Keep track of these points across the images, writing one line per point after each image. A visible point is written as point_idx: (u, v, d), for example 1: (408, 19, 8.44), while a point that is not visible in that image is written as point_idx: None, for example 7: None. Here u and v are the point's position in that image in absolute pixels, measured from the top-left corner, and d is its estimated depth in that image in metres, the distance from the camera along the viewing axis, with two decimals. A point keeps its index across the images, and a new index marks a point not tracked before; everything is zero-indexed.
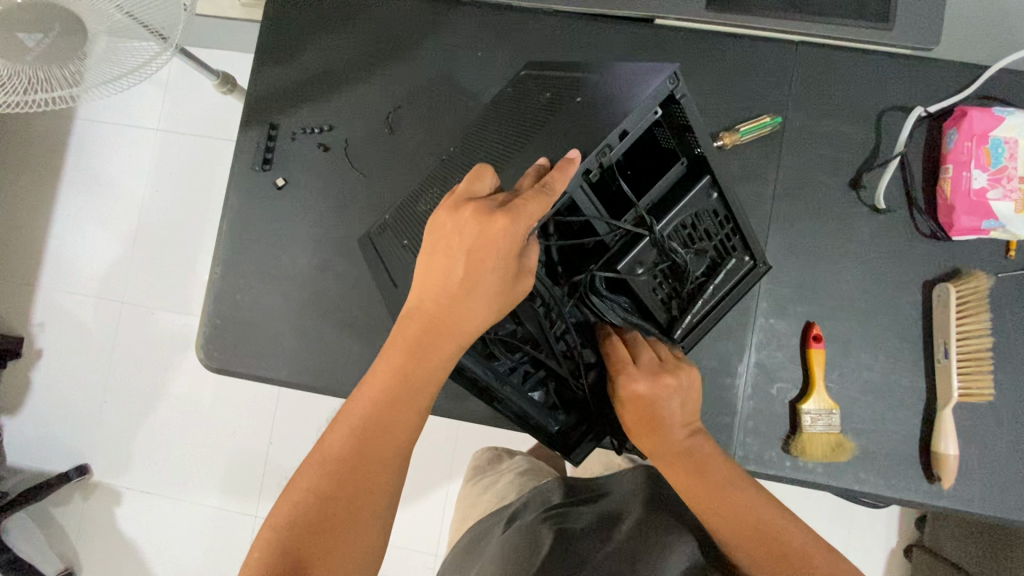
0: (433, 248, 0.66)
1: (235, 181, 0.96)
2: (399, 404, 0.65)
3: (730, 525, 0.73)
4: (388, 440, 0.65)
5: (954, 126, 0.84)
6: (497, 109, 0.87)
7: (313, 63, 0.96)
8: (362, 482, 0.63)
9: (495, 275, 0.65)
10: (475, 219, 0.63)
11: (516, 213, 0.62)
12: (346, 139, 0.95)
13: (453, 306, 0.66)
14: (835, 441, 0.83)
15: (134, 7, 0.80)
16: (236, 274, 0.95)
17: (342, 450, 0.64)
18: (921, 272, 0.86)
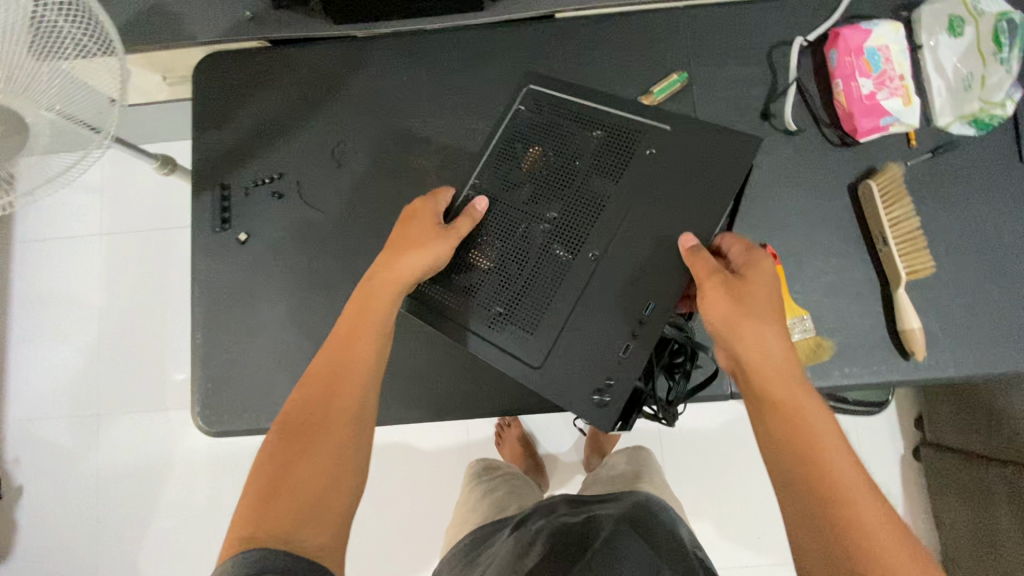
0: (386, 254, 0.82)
1: (197, 247, 0.98)
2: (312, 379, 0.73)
3: (794, 415, 0.68)
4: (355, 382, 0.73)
5: (833, 47, 0.95)
6: (519, 138, 0.90)
7: (250, 121, 1.01)
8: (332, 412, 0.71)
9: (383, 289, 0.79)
10: (425, 235, 0.82)
11: (458, 226, 0.83)
12: (299, 182, 0.99)
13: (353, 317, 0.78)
14: (813, 343, 0.90)
15: (67, 105, 0.84)
16: (218, 334, 0.96)
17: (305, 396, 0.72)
18: (843, 177, 0.95)
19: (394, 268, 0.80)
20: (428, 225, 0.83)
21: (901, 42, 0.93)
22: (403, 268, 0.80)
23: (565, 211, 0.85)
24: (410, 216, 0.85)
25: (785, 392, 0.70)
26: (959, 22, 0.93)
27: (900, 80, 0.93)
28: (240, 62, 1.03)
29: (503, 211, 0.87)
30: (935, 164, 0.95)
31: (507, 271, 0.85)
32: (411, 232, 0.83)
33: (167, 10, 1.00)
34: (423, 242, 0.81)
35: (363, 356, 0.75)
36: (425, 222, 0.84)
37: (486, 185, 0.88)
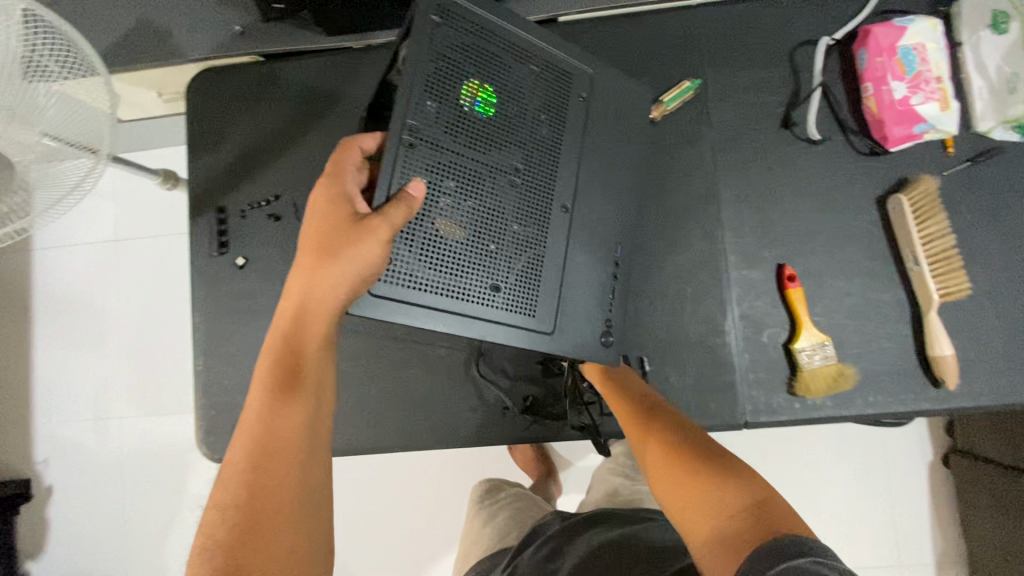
0: (311, 248, 0.69)
1: (196, 272, 0.97)
2: (256, 402, 0.66)
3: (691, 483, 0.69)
4: (288, 425, 0.64)
5: (862, 47, 0.87)
6: (447, 59, 0.72)
7: (245, 140, 0.98)
8: (273, 463, 0.62)
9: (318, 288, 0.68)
10: (340, 236, 0.67)
11: (377, 220, 0.65)
12: (296, 204, 0.96)
13: (292, 338, 0.69)
14: (837, 371, 0.84)
15: (57, 129, 0.81)
16: (219, 361, 0.95)
17: (248, 443, 0.63)
18: (871, 190, 0.88)
19: (315, 288, 0.68)
20: (344, 225, 0.68)
21: (938, 40, 0.85)
22: (323, 296, 0.67)
23: (527, 161, 0.76)
24: (323, 219, 0.71)
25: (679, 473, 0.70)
26: (1003, 16, 0.83)
27: (936, 82, 0.85)
28: (232, 78, 1.00)
29: (462, 163, 0.72)
30: (974, 173, 0.88)
31: (480, 233, 0.73)
32: (327, 238, 0.68)
33: (157, 26, 0.96)
34: (342, 244, 0.66)
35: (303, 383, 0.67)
36: (337, 226, 0.69)
37: (428, 130, 0.70)
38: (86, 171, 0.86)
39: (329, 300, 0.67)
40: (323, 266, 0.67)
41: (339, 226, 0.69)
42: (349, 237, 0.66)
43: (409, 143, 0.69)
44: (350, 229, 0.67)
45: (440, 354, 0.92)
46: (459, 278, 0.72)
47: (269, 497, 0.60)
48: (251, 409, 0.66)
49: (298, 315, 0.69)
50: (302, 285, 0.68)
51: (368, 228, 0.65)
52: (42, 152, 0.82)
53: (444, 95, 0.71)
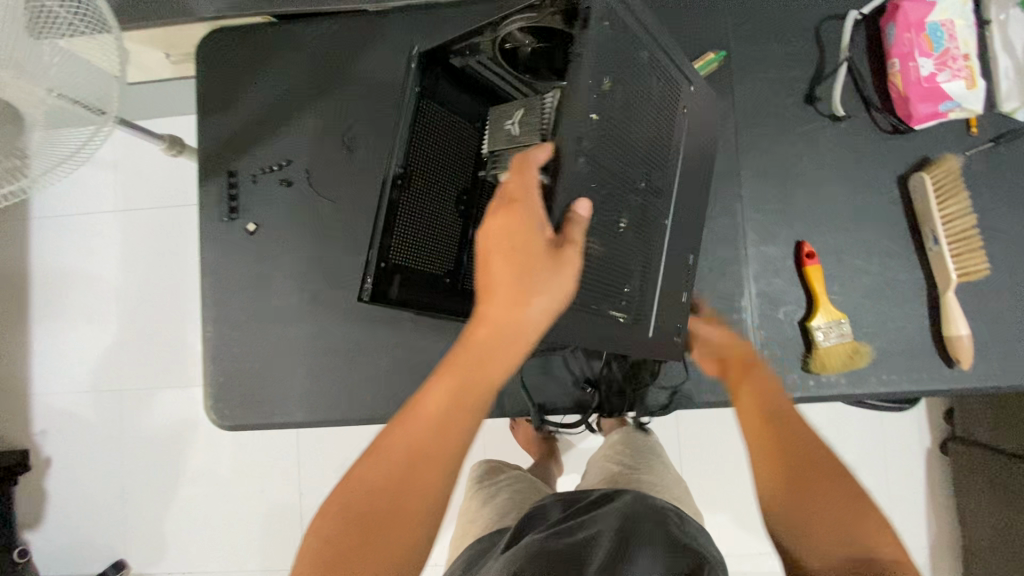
0: (504, 253, 0.60)
1: (205, 237, 0.95)
2: (424, 428, 0.62)
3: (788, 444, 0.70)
4: (450, 434, 0.62)
5: (890, 22, 0.86)
6: (608, 58, 0.62)
7: (256, 103, 0.96)
8: (425, 466, 0.61)
9: (543, 304, 0.59)
10: (546, 270, 0.58)
11: (575, 252, 0.58)
12: (309, 170, 0.94)
13: (490, 330, 0.62)
14: (851, 349, 0.85)
15: (67, 87, 0.79)
16: (228, 327, 0.94)
17: (393, 444, 0.62)
18: (893, 169, 0.88)
19: (514, 320, 0.61)
20: (548, 258, 0.58)
21: (967, 17, 0.85)
22: (524, 332, 0.61)
23: (647, 175, 0.72)
24: (517, 258, 0.59)
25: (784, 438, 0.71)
26: None
27: (964, 60, 0.84)
28: (244, 39, 0.97)
29: (611, 178, 0.65)
30: (996, 154, 0.87)
31: (615, 256, 0.68)
32: (541, 271, 0.58)
33: None
34: (553, 279, 0.58)
35: (464, 410, 0.62)
36: (542, 262, 0.58)
37: (590, 143, 0.61)
38: (89, 134, 0.83)
39: (525, 335, 0.61)
40: (524, 305, 0.59)
41: (540, 256, 0.58)
42: (551, 270, 0.58)
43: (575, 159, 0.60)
44: (549, 260, 0.58)
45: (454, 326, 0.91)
46: (598, 299, 0.67)
47: (411, 497, 0.60)
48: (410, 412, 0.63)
49: (480, 355, 0.62)
50: (496, 316, 0.61)
51: (570, 261, 0.58)
52: (51, 109, 0.80)
53: (603, 102, 0.63)
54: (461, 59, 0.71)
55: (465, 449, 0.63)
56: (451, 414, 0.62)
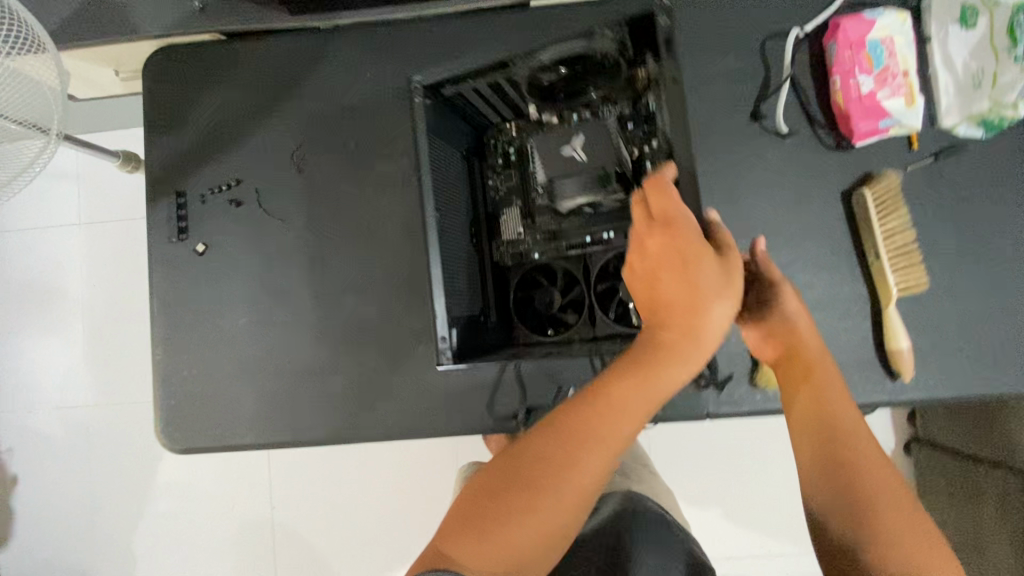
0: (689, 255, 0.64)
1: (154, 257, 0.94)
2: (591, 457, 0.59)
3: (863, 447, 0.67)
4: (602, 432, 0.59)
5: (831, 40, 0.87)
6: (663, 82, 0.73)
7: (204, 122, 0.95)
8: (573, 453, 0.58)
9: (721, 308, 0.64)
10: (719, 282, 0.64)
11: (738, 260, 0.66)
12: (259, 189, 0.94)
13: (689, 312, 0.64)
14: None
15: (7, 107, 0.79)
16: (179, 349, 0.93)
17: (620, 399, 0.61)
18: (837, 184, 0.89)
19: (698, 316, 0.63)
20: (717, 272, 0.65)
21: (908, 33, 0.85)
22: (679, 361, 0.63)
23: None
24: (676, 274, 0.64)
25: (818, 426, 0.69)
26: (971, 11, 0.84)
27: (902, 77, 0.85)
28: (192, 57, 0.96)
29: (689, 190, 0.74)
30: (936, 169, 0.89)
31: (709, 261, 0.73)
32: (710, 280, 0.64)
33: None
34: (710, 293, 0.64)
35: (636, 419, 0.61)
36: (716, 277, 0.64)
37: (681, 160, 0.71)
38: (37, 152, 0.83)
39: (693, 350, 0.64)
40: (689, 318, 0.64)
41: (711, 269, 0.64)
42: (718, 283, 0.64)
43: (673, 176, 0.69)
44: (726, 273, 0.65)
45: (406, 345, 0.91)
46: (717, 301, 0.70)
47: (551, 486, 0.57)
48: (619, 388, 0.61)
49: (648, 374, 0.61)
50: (684, 322, 0.64)
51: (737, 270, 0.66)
52: None
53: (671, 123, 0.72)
54: (458, 88, 0.78)
55: (620, 455, 0.60)
56: (614, 429, 0.60)
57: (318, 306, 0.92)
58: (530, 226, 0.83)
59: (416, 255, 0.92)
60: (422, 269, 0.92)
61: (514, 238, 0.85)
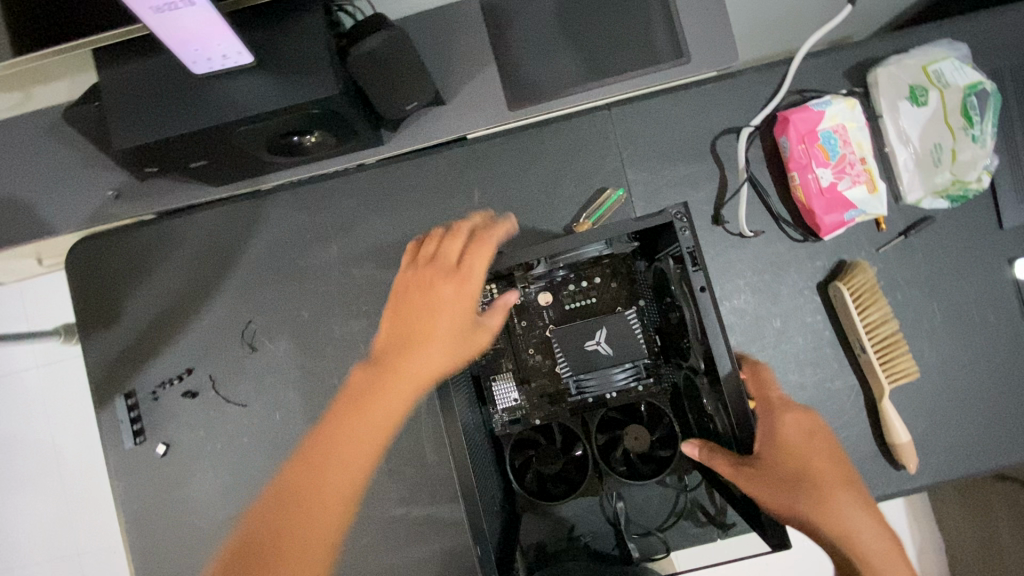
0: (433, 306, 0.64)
1: (113, 466, 0.88)
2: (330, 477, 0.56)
3: None
4: (362, 424, 0.58)
5: (783, 133, 0.83)
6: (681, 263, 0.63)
7: (142, 313, 0.89)
8: (339, 436, 0.57)
9: (465, 320, 0.64)
10: (459, 337, 0.64)
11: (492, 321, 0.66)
12: (213, 376, 0.88)
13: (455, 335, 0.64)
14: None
15: None
16: (155, 560, 0.87)
17: (395, 402, 0.59)
18: (810, 278, 0.86)
19: (445, 336, 0.63)
20: (466, 330, 0.64)
21: (858, 118, 0.83)
22: (421, 367, 0.61)
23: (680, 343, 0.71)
24: (430, 282, 0.65)
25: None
26: (921, 89, 0.81)
27: (861, 164, 0.82)
28: (116, 245, 0.90)
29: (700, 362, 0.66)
30: (907, 247, 0.86)
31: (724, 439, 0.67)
32: (453, 326, 0.64)
33: (22, 202, 0.87)
34: (467, 338, 0.64)
35: (394, 408, 0.59)
36: (463, 330, 0.64)
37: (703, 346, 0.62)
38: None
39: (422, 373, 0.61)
40: (427, 343, 0.62)
41: (465, 318, 0.64)
42: (467, 339, 0.64)
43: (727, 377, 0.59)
44: (469, 334, 0.64)
45: (397, 516, 0.86)
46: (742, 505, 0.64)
47: (312, 481, 0.55)
48: (397, 388, 0.60)
49: (394, 373, 0.61)
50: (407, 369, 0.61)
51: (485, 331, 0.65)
52: None
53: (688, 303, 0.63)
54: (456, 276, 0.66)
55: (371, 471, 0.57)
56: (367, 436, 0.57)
57: None
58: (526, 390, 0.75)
59: None
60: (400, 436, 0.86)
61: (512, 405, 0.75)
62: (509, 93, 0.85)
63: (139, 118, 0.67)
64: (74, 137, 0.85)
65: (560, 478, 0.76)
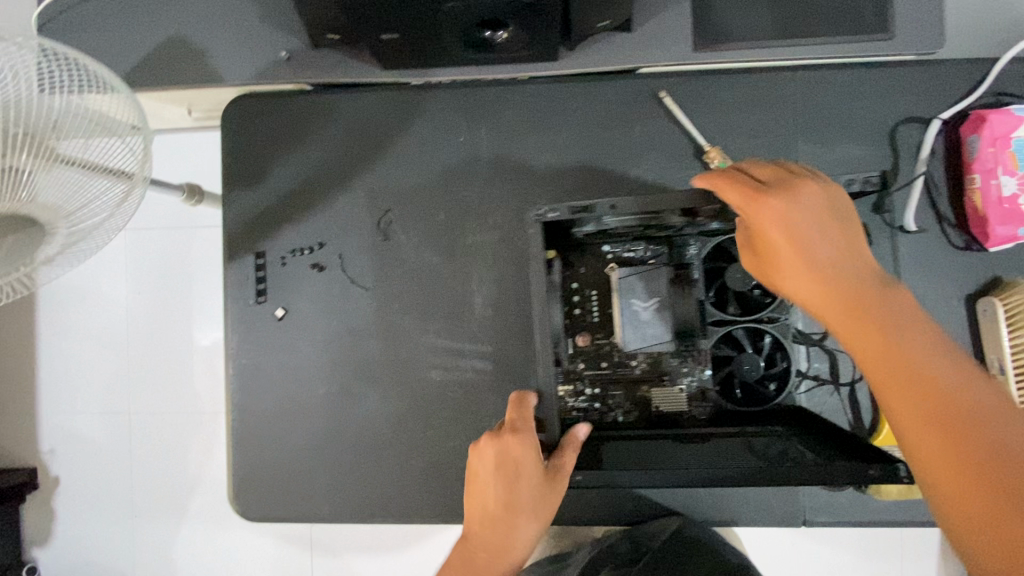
0: (506, 484, 0.65)
1: (232, 319, 0.91)
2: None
3: (977, 440, 0.45)
4: None
5: (974, 132, 0.79)
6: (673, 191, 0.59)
7: (285, 180, 0.90)
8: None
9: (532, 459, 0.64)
10: (535, 501, 0.65)
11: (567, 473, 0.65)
12: (341, 255, 0.89)
13: (508, 524, 0.65)
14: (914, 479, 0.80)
15: (84, 154, 0.67)
16: (254, 416, 0.90)
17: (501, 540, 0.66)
18: (960, 287, 0.83)
19: (519, 497, 0.65)
20: (536, 491, 0.64)
21: None
22: (519, 542, 0.66)
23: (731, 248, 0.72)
24: (504, 477, 0.65)
25: (947, 421, 0.46)
26: None
27: None
28: (272, 107, 0.91)
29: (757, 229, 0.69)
30: None
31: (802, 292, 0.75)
32: (530, 503, 0.65)
33: (195, 45, 0.88)
34: (545, 507, 0.65)
35: (508, 539, 0.66)
36: (531, 487, 0.64)
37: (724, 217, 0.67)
38: (119, 199, 0.71)
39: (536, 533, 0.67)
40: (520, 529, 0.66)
41: (532, 487, 0.64)
42: (547, 500, 0.65)
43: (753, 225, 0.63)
44: (543, 492, 0.65)
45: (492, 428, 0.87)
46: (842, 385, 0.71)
47: None
48: (504, 547, 0.66)
49: (498, 547, 0.66)
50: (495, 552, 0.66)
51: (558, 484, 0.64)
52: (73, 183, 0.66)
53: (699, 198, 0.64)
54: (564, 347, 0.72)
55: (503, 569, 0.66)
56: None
57: (399, 382, 0.88)
58: (668, 380, 0.73)
59: (503, 337, 0.87)
60: (510, 350, 0.87)
61: (677, 395, 0.74)
62: (698, 33, 0.82)
63: None
64: None
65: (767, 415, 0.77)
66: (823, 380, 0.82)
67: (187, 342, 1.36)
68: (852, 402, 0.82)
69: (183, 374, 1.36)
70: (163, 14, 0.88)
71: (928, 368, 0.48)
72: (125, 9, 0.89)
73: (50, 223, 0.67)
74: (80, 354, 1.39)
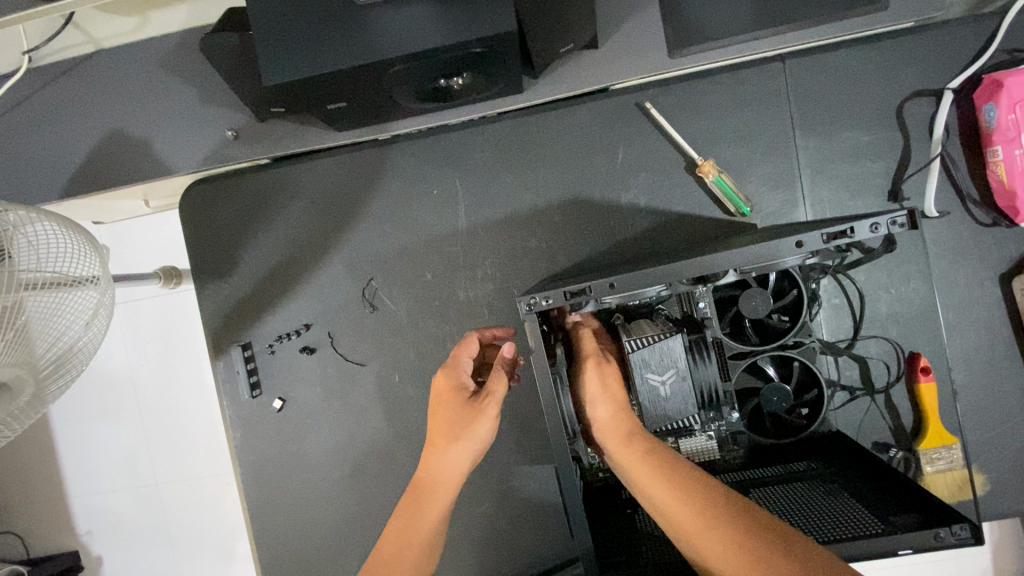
0: (432, 411, 0.67)
1: (231, 415, 0.87)
2: (408, 555, 0.65)
3: (667, 501, 0.55)
4: (420, 513, 0.66)
5: (989, 100, 0.71)
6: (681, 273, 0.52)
7: (257, 263, 0.85)
8: (399, 542, 0.65)
9: (459, 372, 0.67)
10: (453, 420, 0.65)
11: (487, 403, 0.63)
12: (330, 334, 0.85)
13: (459, 421, 0.64)
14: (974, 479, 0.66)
15: (45, 265, 0.65)
16: (271, 508, 0.87)
17: (446, 476, 0.66)
18: (994, 266, 0.77)
19: (438, 393, 0.67)
20: (454, 412, 0.65)
21: None
22: (447, 470, 0.65)
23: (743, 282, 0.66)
24: (433, 402, 0.67)
25: (709, 531, 0.53)
26: None
27: None
28: (229, 190, 0.85)
29: (774, 263, 0.61)
30: None
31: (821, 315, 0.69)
32: (448, 421, 0.65)
33: (134, 138, 0.82)
34: (464, 429, 0.64)
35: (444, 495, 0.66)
36: (449, 401, 0.66)
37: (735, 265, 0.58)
38: (91, 309, 0.69)
39: (473, 454, 0.65)
40: (447, 446, 0.65)
41: (454, 407, 0.65)
42: (462, 422, 0.64)
43: (745, 264, 0.55)
44: (460, 413, 0.64)
45: (518, 489, 0.82)
46: (920, 501, 0.56)
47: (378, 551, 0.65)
48: (435, 458, 0.65)
49: (426, 486, 0.66)
50: (426, 474, 0.66)
51: (479, 411, 0.63)
52: (46, 301, 0.64)
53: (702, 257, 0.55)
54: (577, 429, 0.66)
55: (437, 516, 0.67)
56: (410, 530, 0.66)
57: (412, 457, 0.84)
58: (696, 431, 0.68)
59: (514, 396, 0.82)
60: (522, 406, 0.82)
61: (704, 443, 0.69)
62: (671, 38, 0.73)
63: (295, 47, 0.60)
64: (191, 69, 0.79)
65: (802, 442, 0.74)
66: (856, 390, 0.78)
67: (179, 423, 1.20)
68: (890, 407, 0.77)
69: (216, 457, 1.19)
70: (96, 112, 0.82)
71: (652, 495, 0.56)
72: (55, 111, 0.83)
73: (31, 347, 0.64)
74: (76, 438, 1.23)
